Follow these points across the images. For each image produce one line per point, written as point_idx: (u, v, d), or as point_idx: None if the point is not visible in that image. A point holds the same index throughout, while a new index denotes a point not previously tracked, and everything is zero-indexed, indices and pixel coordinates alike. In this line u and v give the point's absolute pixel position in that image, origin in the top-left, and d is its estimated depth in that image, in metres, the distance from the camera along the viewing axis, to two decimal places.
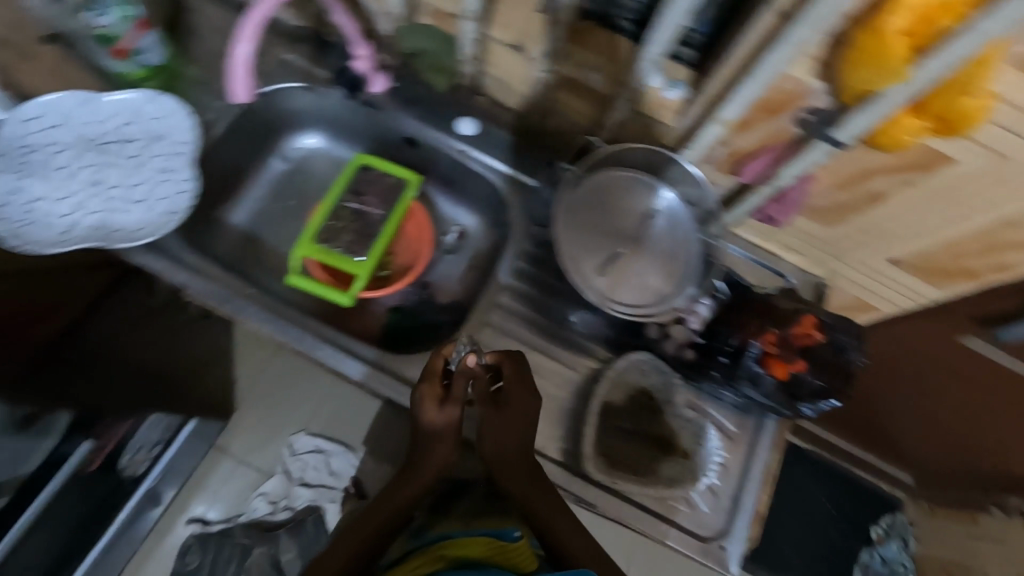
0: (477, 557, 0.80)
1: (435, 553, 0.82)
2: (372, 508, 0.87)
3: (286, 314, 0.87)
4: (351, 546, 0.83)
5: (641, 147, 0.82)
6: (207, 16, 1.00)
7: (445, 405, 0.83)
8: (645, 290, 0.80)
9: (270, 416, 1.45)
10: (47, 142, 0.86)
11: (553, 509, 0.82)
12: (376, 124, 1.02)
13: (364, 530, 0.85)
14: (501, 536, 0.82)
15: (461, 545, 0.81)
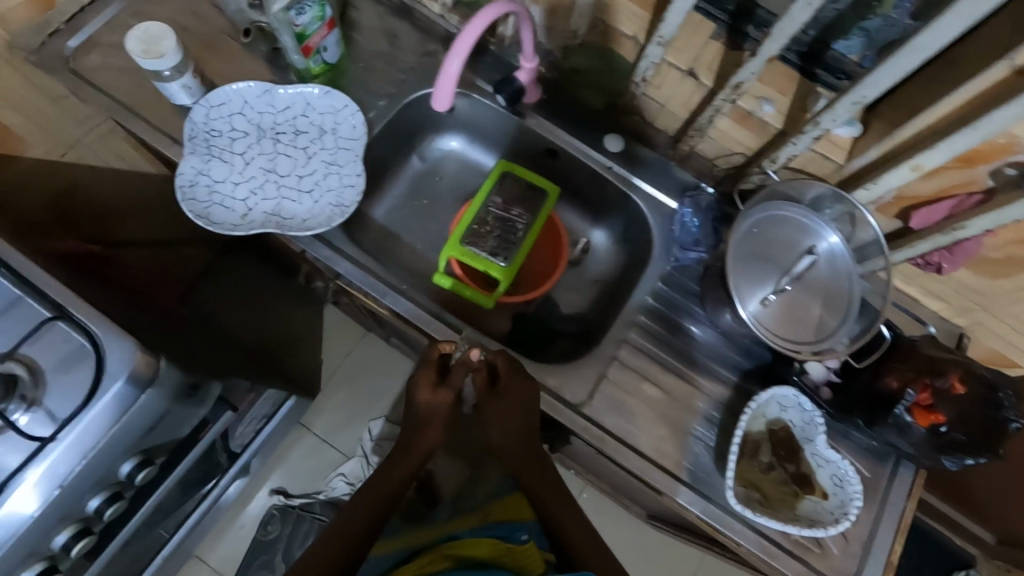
0: (480, 557, 0.81)
1: (442, 554, 0.83)
2: (367, 494, 0.85)
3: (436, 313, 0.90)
4: (342, 536, 0.81)
5: (817, 185, 0.80)
6: (374, 18, 1.04)
7: (440, 389, 0.85)
8: (806, 327, 0.81)
9: (356, 399, 1.69)
10: (231, 130, 0.91)
11: (546, 494, 0.87)
12: (521, 134, 1.04)
13: (356, 522, 0.83)
14: (508, 538, 0.84)
15: (470, 545, 0.83)
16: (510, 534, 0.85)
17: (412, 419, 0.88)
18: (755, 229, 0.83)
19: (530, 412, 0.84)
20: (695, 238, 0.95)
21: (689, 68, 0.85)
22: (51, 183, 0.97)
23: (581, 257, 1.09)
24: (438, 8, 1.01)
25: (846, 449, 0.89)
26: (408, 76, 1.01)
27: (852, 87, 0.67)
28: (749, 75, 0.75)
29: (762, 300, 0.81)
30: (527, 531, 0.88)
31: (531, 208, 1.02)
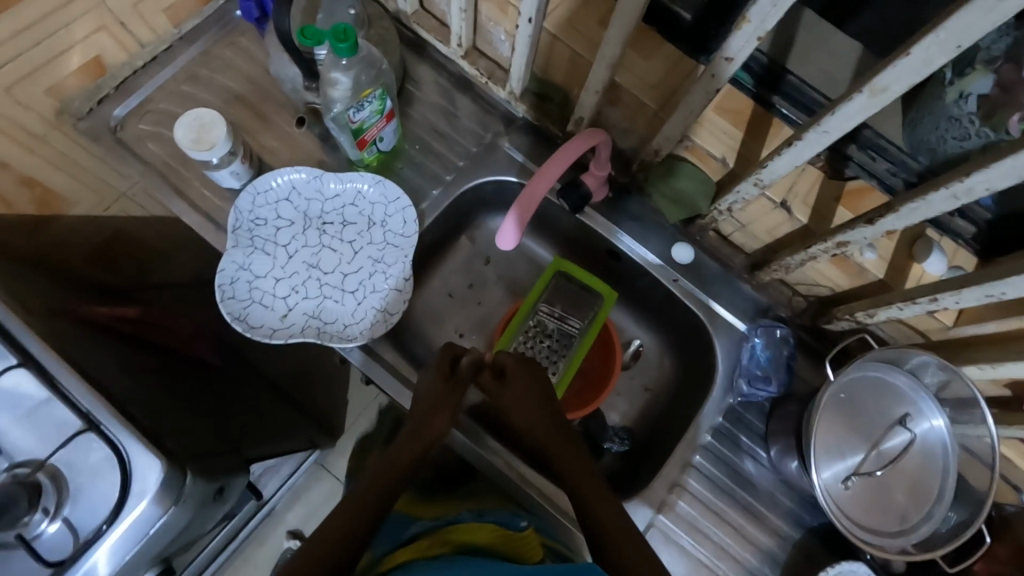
0: (480, 544, 0.74)
1: (439, 538, 0.75)
2: (374, 479, 0.68)
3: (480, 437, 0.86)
4: (342, 516, 0.63)
5: (923, 354, 0.69)
6: (435, 95, 0.97)
7: (452, 383, 0.79)
8: (890, 515, 0.72)
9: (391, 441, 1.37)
10: (276, 218, 0.87)
11: (582, 477, 0.70)
12: (582, 231, 0.96)
13: (363, 507, 0.65)
14: (507, 526, 0.77)
15: (469, 530, 0.76)
16: (510, 520, 0.79)
17: (416, 410, 0.76)
18: (840, 394, 0.75)
19: (549, 397, 0.78)
20: (765, 373, 0.86)
21: (783, 200, 0.77)
22: (100, 230, 0.91)
23: (631, 361, 1.00)
24: (506, 94, 0.93)
25: None
26: (466, 164, 0.94)
27: (986, 279, 0.58)
28: (860, 238, 0.66)
29: (843, 478, 0.73)
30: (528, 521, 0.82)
31: (585, 313, 0.94)
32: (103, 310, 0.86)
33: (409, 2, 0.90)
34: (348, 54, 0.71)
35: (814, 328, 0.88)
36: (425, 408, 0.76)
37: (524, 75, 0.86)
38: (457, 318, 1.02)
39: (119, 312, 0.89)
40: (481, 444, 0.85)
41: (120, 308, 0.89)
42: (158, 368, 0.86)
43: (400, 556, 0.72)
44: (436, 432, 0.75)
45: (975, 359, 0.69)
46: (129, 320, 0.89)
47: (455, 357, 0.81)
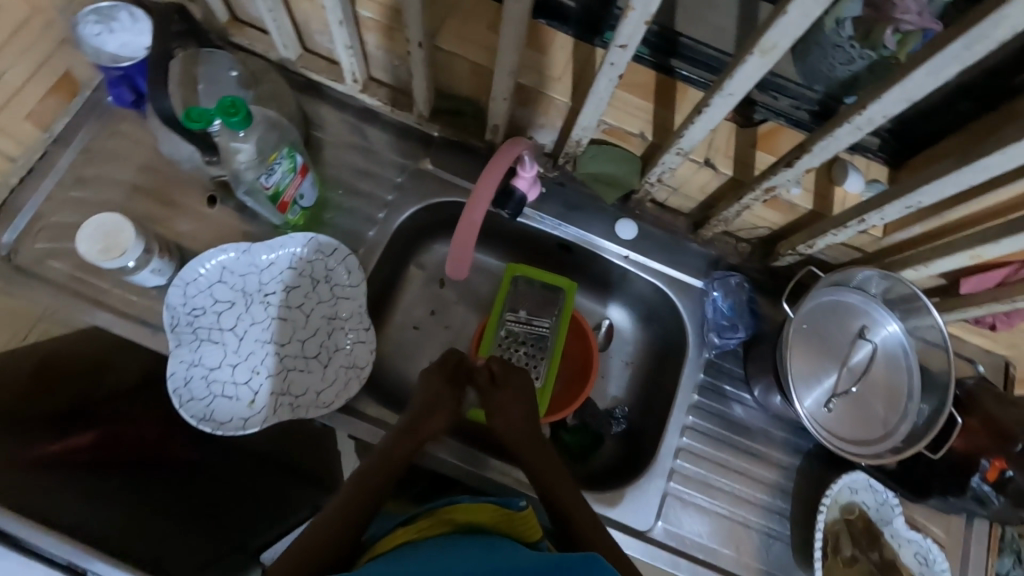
0: (480, 525, 0.70)
1: (437, 517, 0.69)
2: (364, 476, 0.71)
3: (475, 457, 0.85)
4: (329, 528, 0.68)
5: (864, 270, 0.76)
6: (344, 134, 0.94)
7: (447, 390, 0.78)
8: (874, 425, 0.77)
9: None
10: (215, 304, 0.82)
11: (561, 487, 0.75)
12: (527, 232, 0.96)
13: (355, 505, 0.70)
14: (507, 505, 0.70)
15: (468, 509, 0.70)
16: (510, 498, 0.71)
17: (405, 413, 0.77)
18: (804, 323, 0.78)
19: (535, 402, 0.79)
20: (731, 321, 0.89)
21: (705, 158, 0.78)
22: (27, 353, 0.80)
23: (606, 342, 1.02)
24: (414, 118, 0.92)
25: (922, 516, 0.87)
26: (395, 196, 0.92)
27: (900, 195, 0.63)
28: (785, 181, 0.69)
29: (824, 400, 0.76)
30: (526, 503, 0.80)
31: (550, 311, 0.95)
32: (55, 447, 0.78)
33: (291, 49, 0.87)
34: (242, 127, 0.67)
35: (764, 267, 0.92)
36: (418, 410, 0.77)
37: (428, 96, 0.84)
38: (428, 350, 1.00)
39: (71, 444, 0.81)
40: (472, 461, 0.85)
41: (73, 438, 0.81)
42: (129, 495, 0.80)
43: (399, 541, 0.68)
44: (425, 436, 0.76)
45: (910, 262, 0.74)
46: (85, 453, 0.82)
47: (444, 364, 0.80)
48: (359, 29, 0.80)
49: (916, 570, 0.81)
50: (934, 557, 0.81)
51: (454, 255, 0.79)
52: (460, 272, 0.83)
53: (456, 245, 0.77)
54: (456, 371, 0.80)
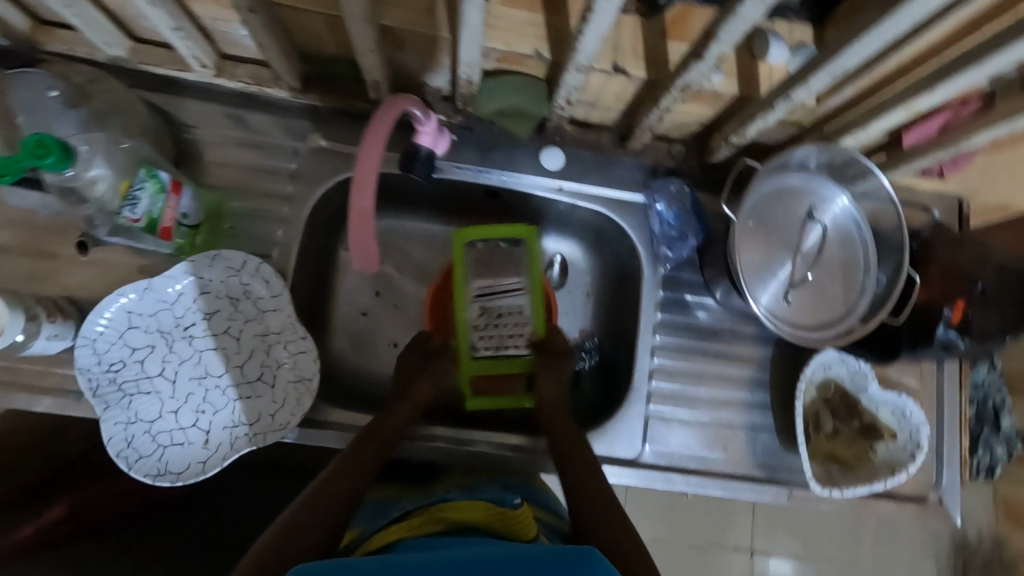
0: (472, 524, 0.71)
1: (431, 515, 0.72)
2: (364, 437, 0.74)
3: (466, 437, 0.83)
4: (322, 516, 0.66)
5: (802, 148, 0.70)
6: (217, 129, 0.82)
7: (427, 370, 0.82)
8: (837, 304, 0.74)
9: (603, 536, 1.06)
10: (133, 353, 0.76)
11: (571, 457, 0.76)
12: (448, 188, 0.88)
13: (359, 467, 0.71)
14: (501, 503, 0.71)
15: (461, 507, 0.72)
16: (504, 494, 0.73)
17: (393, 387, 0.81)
18: (749, 222, 0.74)
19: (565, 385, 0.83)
20: (679, 230, 0.85)
21: (613, 65, 0.69)
22: None
23: (561, 279, 0.98)
24: (287, 92, 0.80)
25: (896, 373, 0.88)
26: (295, 185, 0.83)
27: (823, 63, 0.56)
28: (699, 77, 0.62)
29: (781, 292, 0.74)
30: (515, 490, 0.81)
31: (519, 269, 0.85)
32: (23, 534, 0.79)
33: (116, 46, 0.73)
34: (62, 166, 0.60)
35: (704, 165, 0.86)
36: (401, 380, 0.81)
37: (290, 64, 0.73)
38: (384, 332, 0.94)
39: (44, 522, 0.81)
40: (458, 440, 0.82)
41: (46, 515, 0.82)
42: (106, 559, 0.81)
43: (390, 536, 0.69)
44: (411, 407, 0.79)
45: (848, 129, 0.69)
46: (62, 526, 0.82)
47: (426, 342, 0.85)
48: (181, 4, 0.67)
49: (897, 427, 0.83)
50: (910, 411, 0.82)
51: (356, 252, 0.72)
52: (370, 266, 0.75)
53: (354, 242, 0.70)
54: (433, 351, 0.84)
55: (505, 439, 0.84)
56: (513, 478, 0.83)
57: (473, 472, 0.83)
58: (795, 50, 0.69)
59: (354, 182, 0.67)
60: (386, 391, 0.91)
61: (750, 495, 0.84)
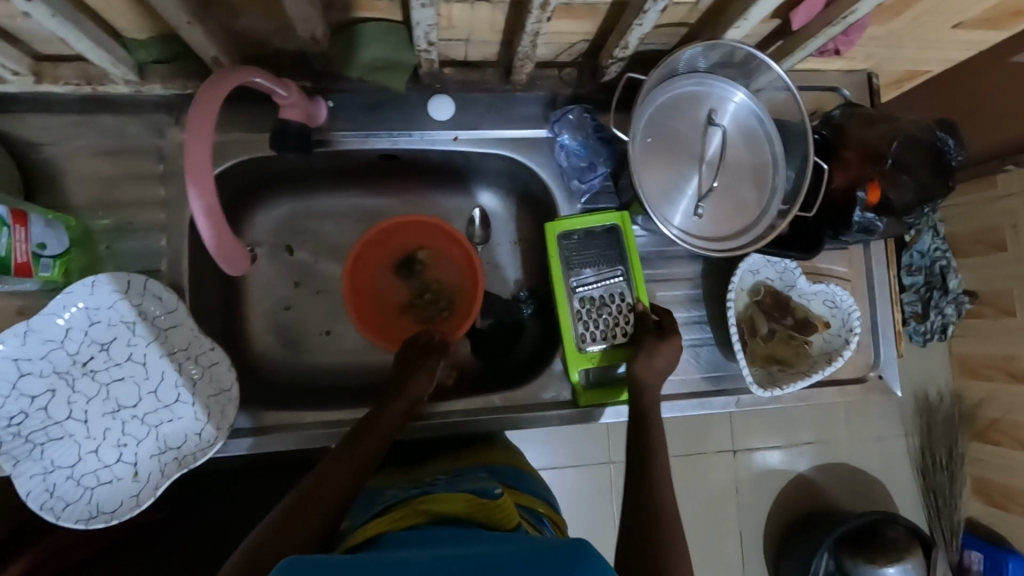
0: (454, 515, 0.63)
1: (412, 508, 0.64)
2: (357, 436, 0.69)
3: (446, 415, 0.81)
4: (315, 517, 0.60)
5: (690, 49, 0.65)
6: (65, 143, 0.74)
7: (427, 369, 0.78)
8: (748, 209, 0.72)
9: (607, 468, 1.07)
10: (33, 402, 0.70)
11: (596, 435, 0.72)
12: (339, 158, 0.81)
13: (350, 462, 0.66)
14: (481, 495, 0.65)
15: (441, 499, 0.65)
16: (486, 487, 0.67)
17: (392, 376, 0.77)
18: (649, 138, 0.70)
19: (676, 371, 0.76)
20: (588, 160, 0.82)
21: None
22: None
23: (483, 231, 0.94)
24: (127, 86, 0.71)
25: (826, 263, 0.88)
26: (166, 188, 0.75)
27: None
28: None
29: (693, 207, 0.71)
30: (503, 476, 0.75)
31: (614, 258, 0.81)
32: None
33: None
34: None
35: (601, 85, 0.81)
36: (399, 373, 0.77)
37: (112, 53, 0.64)
38: (311, 322, 0.90)
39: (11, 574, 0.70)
40: (440, 414, 0.81)
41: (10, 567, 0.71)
42: None
43: (373, 531, 0.62)
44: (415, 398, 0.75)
45: (731, 21, 0.64)
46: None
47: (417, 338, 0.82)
48: None
49: (829, 316, 0.83)
50: (841, 297, 0.82)
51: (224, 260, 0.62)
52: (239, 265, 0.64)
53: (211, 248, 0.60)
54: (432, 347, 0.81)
55: (473, 402, 0.82)
56: (502, 466, 0.78)
57: (461, 455, 0.81)
58: None
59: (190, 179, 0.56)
60: (324, 381, 0.88)
61: (701, 410, 0.84)
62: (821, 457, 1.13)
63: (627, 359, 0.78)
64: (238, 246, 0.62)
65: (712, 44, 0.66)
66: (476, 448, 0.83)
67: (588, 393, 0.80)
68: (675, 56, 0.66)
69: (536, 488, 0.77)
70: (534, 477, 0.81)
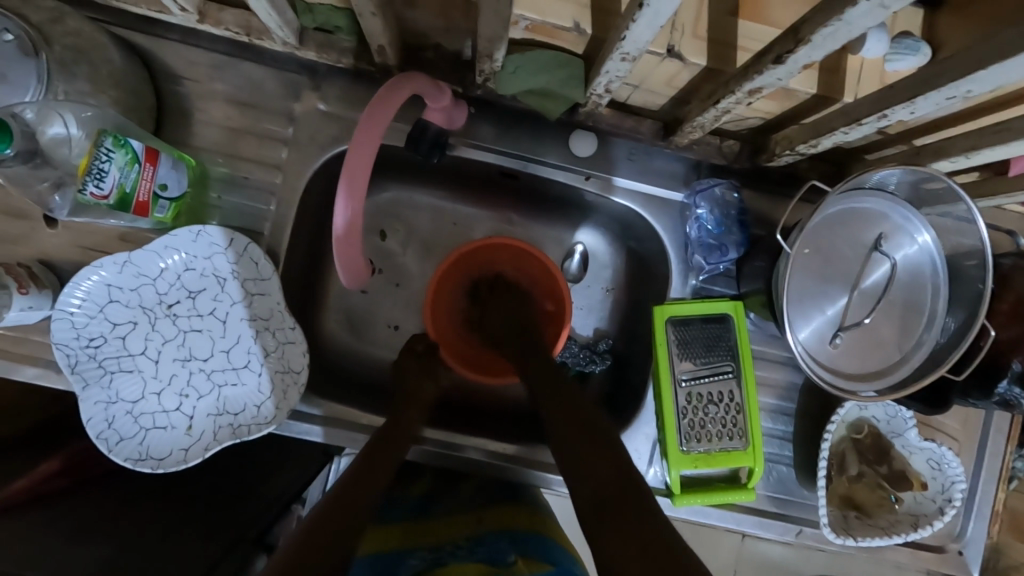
0: None
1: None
2: (381, 439, 0.68)
3: (462, 445, 0.79)
4: (342, 519, 0.56)
5: (886, 170, 0.59)
6: (205, 82, 0.72)
7: (425, 374, 0.78)
8: (888, 351, 0.65)
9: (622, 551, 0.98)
10: (114, 329, 0.70)
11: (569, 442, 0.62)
12: (463, 166, 0.78)
13: (381, 471, 0.64)
14: (494, 564, 0.65)
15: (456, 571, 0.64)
16: (499, 555, 0.67)
17: (398, 388, 0.77)
18: (805, 249, 0.64)
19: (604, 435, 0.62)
20: (718, 240, 0.75)
21: (668, 47, 0.56)
22: None
23: (580, 272, 0.89)
24: (282, 46, 0.68)
25: (938, 416, 0.80)
26: (289, 153, 0.73)
27: (943, 83, 0.44)
28: (773, 81, 0.48)
29: (833, 332, 0.64)
30: (521, 543, 0.70)
31: (726, 350, 0.75)
32: (18, 485, 0.67)
33: None
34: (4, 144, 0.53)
35: (757, 165, 0.74)
36: (408, 381, 0.77)
37: (280, 15, 0.61)
38: (383, 313, 0.88)
39: (40, 474, 0.70)
40: (456, 446, 0.79)
41: (40, 467, 0.71)
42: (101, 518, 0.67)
43: None
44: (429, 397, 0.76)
45: (945, 154, 0.57)
46: (59, 479, 0.72)
47: (416, 346, 0.81)
48: None
49: (929, 477, 0.75)
50: (949, 462, 0.75)
51: (339, 249, 0.58)
52: (355, 272, 0.61)
53: (335, 224, 0.56)
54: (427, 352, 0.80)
55: (496, 447, 0.80)
56: (523, 533, 0.72)
57: (485, 517, 0.78)
58: (897, 41, 0.53)
59: (352, 152, 0.56)
60: (382, 377, 0.86)
61: (756, 529, 0.78)
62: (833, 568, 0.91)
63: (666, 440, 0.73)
64: (362, 259, 0.59)
65: (916, 169, 0.59)
66: (499, 507, 0.79)
67: (686, 496, 0.74)
68: (870, 170, 0.60)
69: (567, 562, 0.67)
70: (569, 552, 0.71)
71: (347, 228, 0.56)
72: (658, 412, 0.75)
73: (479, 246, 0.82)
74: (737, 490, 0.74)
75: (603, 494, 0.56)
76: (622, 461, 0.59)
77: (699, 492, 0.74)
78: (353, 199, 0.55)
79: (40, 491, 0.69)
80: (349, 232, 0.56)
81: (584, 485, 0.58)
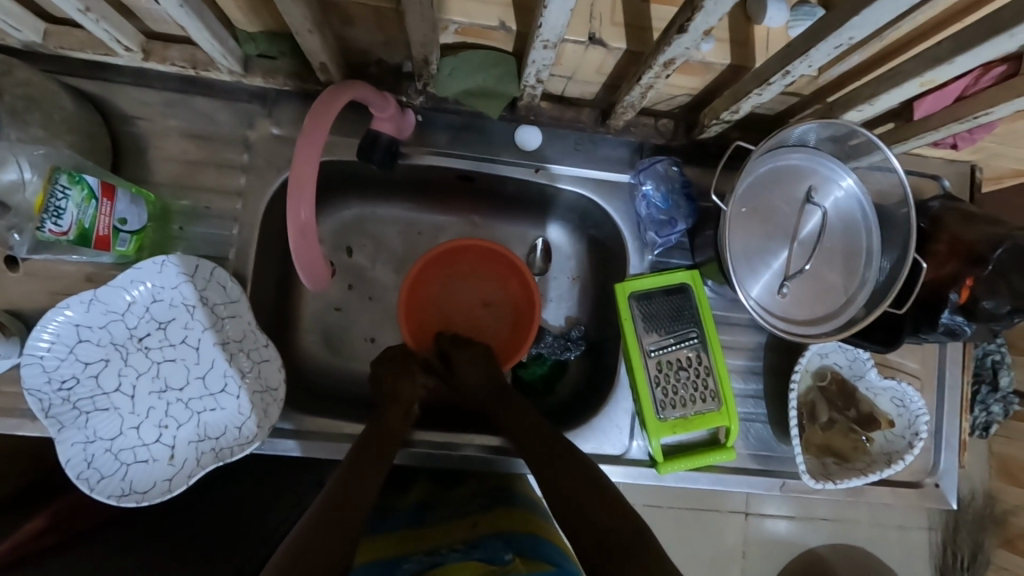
0: None
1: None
2: (364, 440, 0.69)
3: (454, 440, 0.80)
4: (340, 525, 0.57)
5: (803, 126, 0.63)
6: (157, 119, 0.74)
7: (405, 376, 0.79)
8: (834, 295, 0.69)
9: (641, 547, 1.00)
10: (86, 368, 0.70)
11: (562, 470, 0.68)
12: (418, 172, 0.81)
13: (369, 472, 0.65)
14: (491, 562, 0.65)
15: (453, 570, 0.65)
16: (496, 553, 0.68)
17: (378, 394, 0.77)
18: (742, 208, 0.68)
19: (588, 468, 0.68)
20: (668, 214, 0.79)
21: (589, 35, 0.60)
22: None
23: (545, 264, 0.92)
24: (228, 75, 0.71)
25: (896, 356, 0.84)
26: (247, 178, 0.75)
27: (829, 33, 0.49)
28: (683, 50, 0.52)
29: (780, 284, 0.68)
30: (517, 542, 0.70)
31: (687, 317, 0.79)
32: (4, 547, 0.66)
33: (28, 32, 0.64)
34: None
35: (693, 139, 0.79)
36: (387, 380, 0.78)
37: (223, 44, 0.64)
38: (358, 327, 0.89)
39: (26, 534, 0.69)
40: (446, 444, 0.80)
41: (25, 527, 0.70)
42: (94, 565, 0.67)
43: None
44: (410, 397, 0.77)
45: (853, 103, 0.62)
46: (47, 536, 0.71)
47: (390, 353, 0.82)
48: None
49: (895, 415, 0.79)
50: (911, 398, 0.79)
51: (294, 246, 0.59)
52: (315, 273, 0.63)
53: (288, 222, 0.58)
54: (403, 354, 0.81)
55: (484, 440, 0.81)
56: (518, 534, 0.71)
57: (480, 518, 0.78)
58: (796, 9, 0.58)
59: (295, 160, 0.58)
60: (362, 390, 0.87)
61: (743, 488, 0.80)
62: (833, 531, 0.98)
63: (644, 411, 0.76)
64: (320, 258, 0.61)
65: (832, 122, 0.63)
66: (493, 511, 0.78)
67: (669, 461, 0.76)
68: (790, 126, 0.64)
69: (563, 558, 0.68)
70: (561, 548, 0.71)
71: (300, 225, 0.58)
72: (633, 385, 0.77)
73: (442, 248, 0.84)
74: (716, 450, 0.77)
75: (601, 520, 0.62)
76: (609, 488, 0.66)
77: (682, 457, 0.76)
78: (303, 197, 0.57)
79: (27, 553, 0.67)
80: (305, 233, 0.58)
81: (587, 516, 0.63)
